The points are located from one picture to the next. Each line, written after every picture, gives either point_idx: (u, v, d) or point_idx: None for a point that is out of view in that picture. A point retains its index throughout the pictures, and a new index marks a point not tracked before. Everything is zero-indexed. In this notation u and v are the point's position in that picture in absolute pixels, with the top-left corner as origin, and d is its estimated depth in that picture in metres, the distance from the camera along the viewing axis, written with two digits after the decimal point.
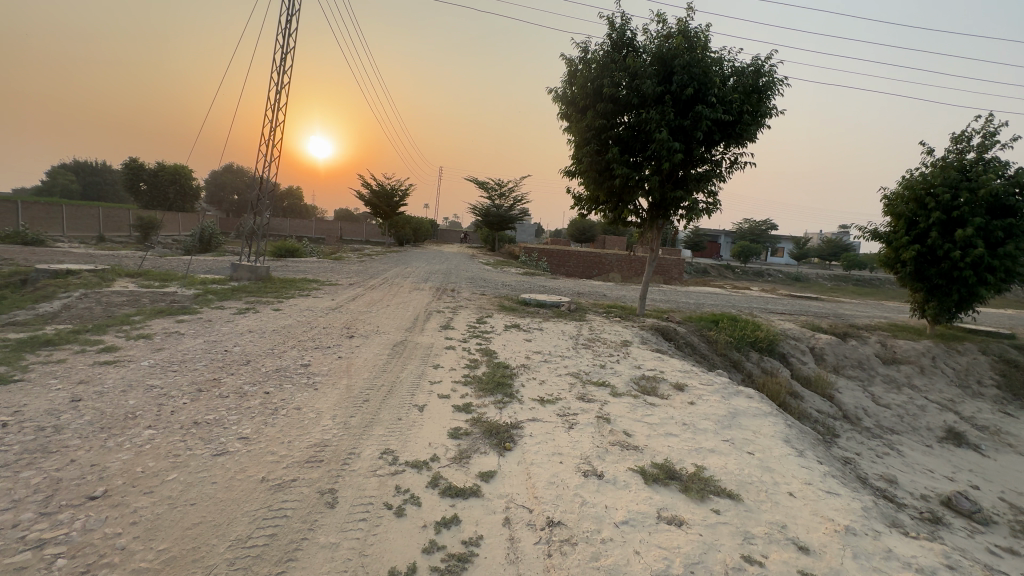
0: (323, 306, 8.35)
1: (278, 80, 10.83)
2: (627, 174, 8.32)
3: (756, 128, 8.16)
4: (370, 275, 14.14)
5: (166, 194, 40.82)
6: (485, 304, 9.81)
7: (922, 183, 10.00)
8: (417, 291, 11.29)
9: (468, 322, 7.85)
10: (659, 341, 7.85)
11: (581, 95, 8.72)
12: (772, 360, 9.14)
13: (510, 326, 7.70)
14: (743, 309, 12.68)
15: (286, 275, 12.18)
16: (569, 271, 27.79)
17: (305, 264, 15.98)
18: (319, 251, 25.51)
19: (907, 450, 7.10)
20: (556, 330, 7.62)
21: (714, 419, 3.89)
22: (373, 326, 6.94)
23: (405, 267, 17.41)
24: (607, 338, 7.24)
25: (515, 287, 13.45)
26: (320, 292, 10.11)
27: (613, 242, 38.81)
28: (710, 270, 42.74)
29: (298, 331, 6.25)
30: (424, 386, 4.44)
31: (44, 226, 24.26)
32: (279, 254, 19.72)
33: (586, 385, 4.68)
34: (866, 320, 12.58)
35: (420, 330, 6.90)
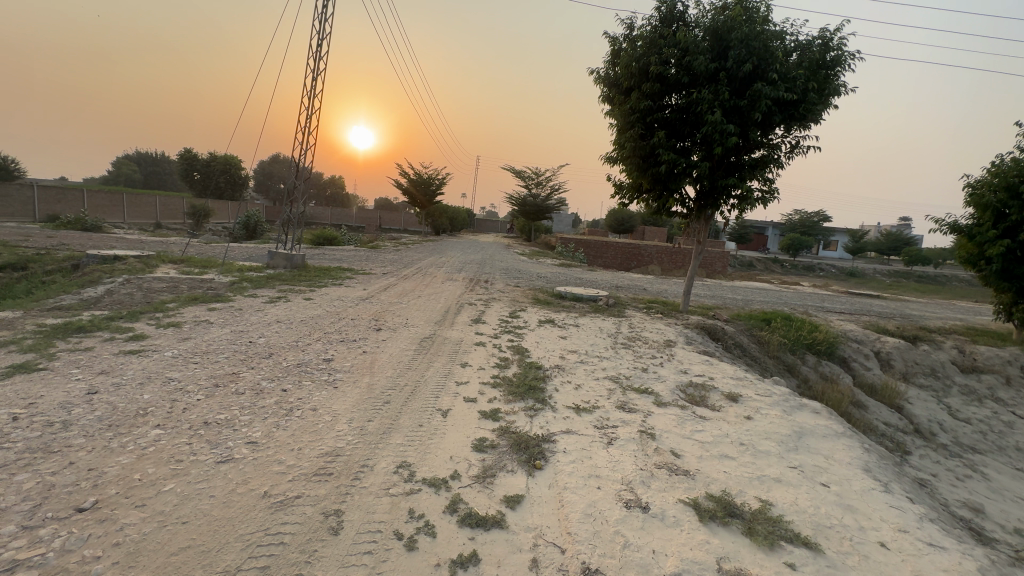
0: (354, 296, 8.22)
1: (314, 66, 10.75)
2: (674, 160, 7.69)
3: (822, 108, 7.33)
4: (404, 264, 14.05)
5: (217, 183, 42.57)
6: (519, 297, 9.44)
7: (1015, 169, 8.84)
8: (450, 282, 11.05)
9: (500, 316, 7.51)
10: (706, 341, 7.25)
11: (626, 75, 8.12)
12: (831, 365, 8.34)
13: (545, 321, 7.30)
14: (796, 307, 11.77)
15: (322, 264, 12.22)
16: (607, 262, 27.05)
17: (342, 252, 16.10)
18: (357, 239, 25.87)
19: (993, 473, 6.27)
20: (593, 326, 7.15)
21: (777, 440, 3.38)
22: (402, 318, 6.71)
23: (440, 257, 17.29)
24: (649, 337, 6.72)
25: (551, 279, 13.01)
26: (354, 281, 10.03)
27: (653, 233, 37.58)
28: (756, 263, 40.77)
29: (326, 322, 6.10)
30: (450, 388, 4.12)
31: (107, 213, 25.69)
32: (319, 242, 20.03)
33: (627, 392, 4.24)
34: (939, 322, 11.41)
35: (450, 324, 6.60)
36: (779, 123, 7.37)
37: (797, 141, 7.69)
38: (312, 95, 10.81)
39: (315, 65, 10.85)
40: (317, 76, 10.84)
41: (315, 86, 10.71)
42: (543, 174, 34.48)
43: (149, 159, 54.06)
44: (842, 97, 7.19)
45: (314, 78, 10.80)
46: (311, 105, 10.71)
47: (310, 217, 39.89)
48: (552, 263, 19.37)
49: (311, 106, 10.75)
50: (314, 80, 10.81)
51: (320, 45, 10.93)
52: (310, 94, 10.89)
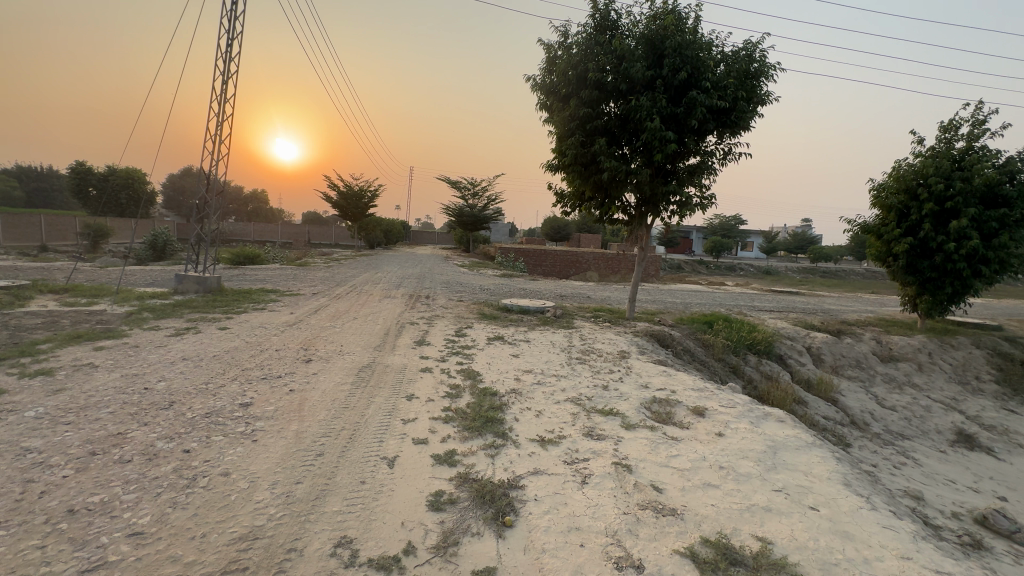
0: (279, 321, 7.35)
1: (223, 69, 9.72)
2: (615, 167, 7.62)
3: (751, 116, 7.59)
4: (336, 282, 13.08)
5: (117, 200, 38.24)
6: (464, 313, 8.96)
7: (913, 173, 9.70)
8: (388, 299, 10.35)
9: (447, 335, 7.01)
10: (656, 349, 7.18)
11: (563, 83, 7.98)
12: (771, 363, 8.62)
13: (495, 338, 6.90)
14: (731, 307, 12.23)
15: (242, 286, 11.04)
16: (546, 271, 27.18)
17: (266, 271, 14.75)
18: (284, 257, 24.12)
19: (922, 458, 6.65)
20: (545, 341, 6.84)
21: (755, 459, 3.18)
22: (336, 345, 6.02)
23: (376, 272, 16.39)
24: (603, 348, 6.51)
25: (495, 291, 12.64)
26: (279, 304, 9.07)
27: (589, 240, 38.50)
28: (684, 266, 42.97)
29: (245, 356, 5.29)
30: (395, 428, 3.58)
31: None
32: (239, 261, 18.33)
33: (592, 415, 3.92)
34: (855, 315, 12.31)
35: (391, 348, 6.00)
36: (714, 130, 7.53)
37: (730, 148, 7.90)
38: (222, 100, 9.75)
39: (225, 67, 9.87)
40: (228, 79, 9.82)
41: (225, 90, 9.67)
42: (479, 184, 34.23)
43: (31, 174, 47.65)
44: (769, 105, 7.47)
45: (224, 82, 9.76)
46: (221, 111, 9.65)
47: (229, 234, 36.85)
48: (494, 274, 19.03)
49: (221, 112, 9.68)
50: (223, 84, 9.77)
51: (230, 46, 9.92)
52: (220, 99, 9.83)
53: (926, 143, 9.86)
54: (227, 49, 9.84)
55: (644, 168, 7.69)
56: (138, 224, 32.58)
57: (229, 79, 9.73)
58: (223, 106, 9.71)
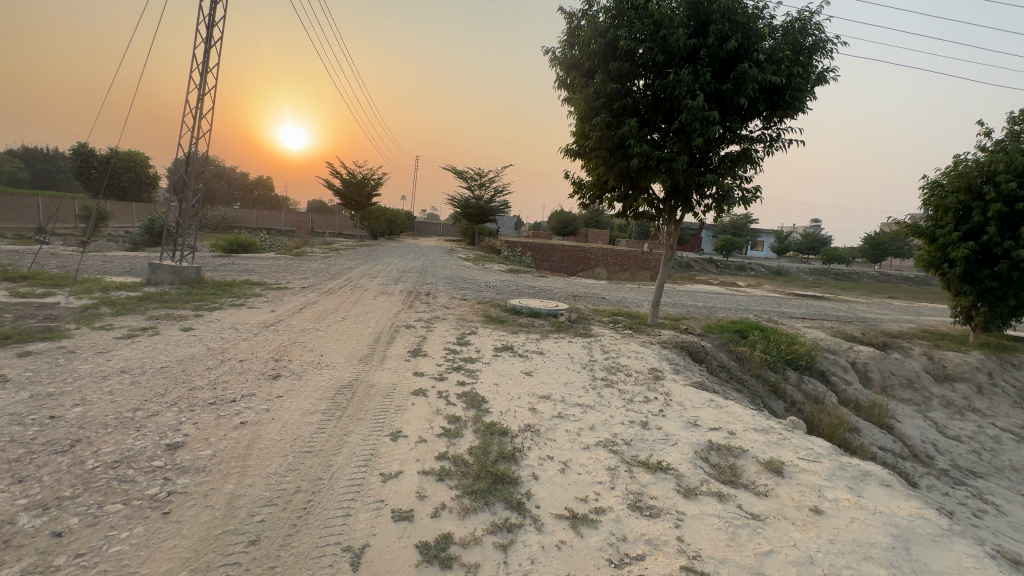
0: (255, 322, 6.40)
1: (206, 35, 8.76)
2: (647, 153, 6.59)
3: (807, 96, 6.51)
4: (331, 275, 12.13)
5: (120, 183, 37.53)
6: (468, 315, 7.99)
7: (978, 169, 8.61)
8: (385, 296, 9.40)
9: (447, 342, 6.06)
10: (689, 365, 6.20)
11: (589, 55, 6.93)
12: (813, 381, 7.62)
13: (503, 347, 5.94)
14: (759, 313, 11.20)
15: (227, 277, 10.11)
16: (553, 266, 26.22)
17: (257, 261, 13.86)
18: (283, 245, 23.22)
19: (1003, 503, 5.66)
20: (561, 352, 5.87)
21: (886, 563, 2.19)
22: (315, 355, 5.07)
23: (375, 264, 15.43)
24: (631, 365, 5.54)
25: (501, 289, 11.65)
26: (262, 299, 8.14)
27: (596, 236, 37.40)
28: (694, 264, 41.84)
29: (199, 369, 4.34)
30: (370, 491, 2.61)
31: None
32: (232, 249, 17.44)
33: (636, 472, 2.93)
34: (894, 325, 11.25)
35: (379, 361, 5.05)
36: (763, 111, 6.47)
37: (779, 134, 6.83)
38: (205, 70, 8.81)
39: (208, 34, 8.94)
40: (211, 49, 8.88)
41: (207, 60, 8.73)
42: (485, 175, 33.18)
43: (37, 155, 47.01)
44: (828, 84, 6.40)
45: (206, 50, 8.81)
46: (203, 83, 8.71)
47: (230, 221, 36.05)
48: (500, 269, 18.06)
49: (202, 84, 8.74)
50: (206, 53, 8.83)
51: (214, 10, 8.96)
52: (203, 70, 8.89)
53: (992, 137, 8.79)
54: (210, 14, 8.87)
55: (680, 154, 6.64)
56: (138, 208, 31.81)
57: (212, 48, 8.79)
58: (205, 77, 8.76)
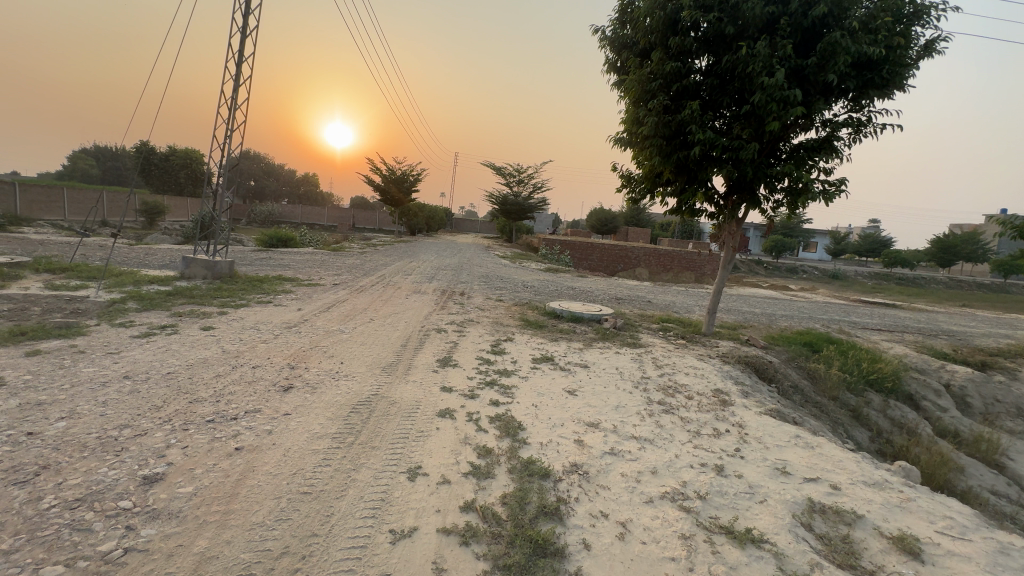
0: (279, 321, 6.03)
1: (242, 25, 8.60)
2: (712, 140, 5.78)
3: (908, 72, 5.48)
4: (365, 271, 11.85)
5: (176, 179, 39.32)
6: (504, 318, 7.40)
7: None
8: (417, 296, 8.96)
9: (480, 350, 5.49)
10: (757, 385, 5.36)
11: (645, 31, 6.17)
12: (901, 406, 6.58)
13: (542, 358, 5.30)
14: (828, 323, 10.07)
15: (260, 272, 9.96)
16: (592, 265, 25.33)
17: (293, 256, 13.79)
18: (323, 240, 23.40)
19: None
20: (607, 366, 5.17)
21: None
22: (335, 362, 4.59)
23: (410, 261, 15.12)
24: (691, 384, 4.77)
25: (539, 289, 11.00)
26: (291, 296, 7.84)
27: (637, 234, 36.04)
28: (741, 265, 39.70)
29: (208, 377, 3.94)
30: (374, 557, 2.04)
31: (44, 211, 22.56)
32: (272, 244, 17.59)
33: (721, 547, 2.22)
34: (988, 341, 9.85)
35: (403, 371, 4.52)
36: (852, 91, 5.50)
37: (871, 117, 5.82)
38: (240, 60, 8.65)
39: (244, 24, 8.78)
40: (247, 39, 8.71)
41: (242, 49, 8.57)
42: (524, 171, 32.57)
43: (107, 154, 50.02)
44: (937, 55, 5.35)
45: (242, 41, 8.64)
46: (238, 74, 8.53)
47: (276, 216, 37.12)
48: (537, 268, 17.41)
49: (237, 74, 8.59)
50: (242, 43, 8.66)
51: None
52: (238, 60, 8.75)
53: None
54: (246, 3, 8.68)
55: (750, 141, 5.78)
56: (191, 202, 33.11)
57: (248, 38, 8.61)
58: (240, 68, 8.57)
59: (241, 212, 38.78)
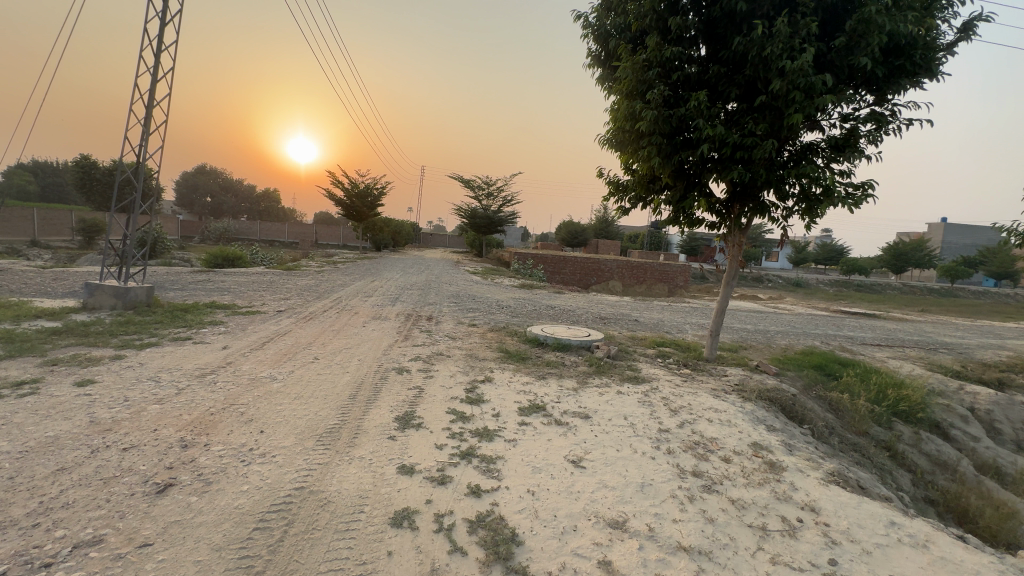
0: (192, 368, 4.70)
1: (161, 8, 7.32)
2: (722, 137, 4.91)
3: (942, 57, 4.75)
4: (319, 294, 10.49)
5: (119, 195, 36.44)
6: (480, 349, 6.28)
7: None
8: (377, 323, 7.73)
9: (451, 399, 4.33)
10: (789, 429, 4.42)
11: (639, 14, 5.31)
12: (934, 438, 5.80)
13: (531, 406, 4.18)
14: (826, 340, 9.39)
15: (188, 299, 8.45)
16: (565, 278, 24.48)
17: (236, 278, 12.22)
18: (278, 258, 21.67)
19: None
20: (613, 416, 4.10)
21: None
22: (250, 431, 3.34)
23: (373, 281, 13.79)
24: (723, 439, 3.75)
25: (516, 310, 9.90)
26: (220, 329, 6.48)
27: (607, 246, 35.53)
28: (709, 275, 39.81)
29: (43, 472, 2.63)
30: None
31: None
32: (216, 263, 15.82)
33: None
34: (988, 354, 9.38)
35: (346, 440, 3.31)
36: (880, 80, 4.75)
37: (898, 111, 5.07)
38: (159, 49, 7.34)
39: (164, 9, 7.51)
40: (166, 25, 7.41)
41: (162, 36, 7.28)
42: (493, 183, 31.69)
43: (45, 169, 46.00)
44: (974, 38, 4.65)
45: (160, 27, 7.34)
46: (156, 65, 7.21)
47: (232, 233, 34.95)
48: (509, 285, 16.35)
49: (156, 65, 7.27)
50: (161, 31, 7.36)
51: None
52: (157, 50, 7.45)
53: None
54: None
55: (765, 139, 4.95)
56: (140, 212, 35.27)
57: (167, 24, 7.32)
58: (158, 58, 7.25)
59: (191, 229, 36.07)
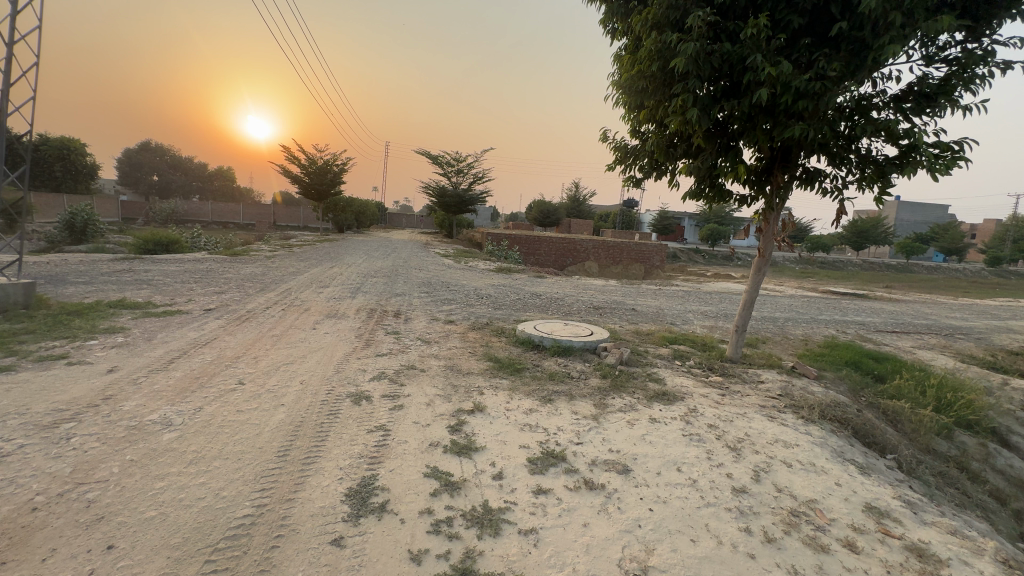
0: (44, 410, 3.20)
1: None
2: (786, 79, 3.69)
3: None
4: (265, 285, 8.88)
5: (53, 173, 31.94)
6: (460, 358, 4.97)
7: None
8: (331, 323, 6.28)
9: (431, 449, 3.02)
10: (880, 469, 3.35)
11: None
12: (1003, 450, 4.92)
13: (545, 459, 2.94)
14: (840, 327, 8.54)
15: (89, 296, 6.72)
16: (540, 260, 23.21)
17: (165, 266, 10.35)
18: (226, 241, 19.50)
19: None
20: (661, 467, 2.91)
21: None
22: (86, 552, 1.95)
23: (332, 268, 12.17)
24: (826, 504, 2.63)
25: (498, 300, 8.56)
26: (118, 338, 4.93)
27: (580, 225, 34.48)
28: (681, 254, 39.41)
29: None
30: None
31: None
32: (147, 249, 13.68)
33: None
34: (1002, 338, 8.74)
35: (256, 560, 1.97)
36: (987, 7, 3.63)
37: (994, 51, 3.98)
38: None
39: None
40: None
41: None
42: (462, 159, 29.91)
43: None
44: None
45: None
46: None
47: (180, 215, 32.13)
48: (484, 269, 14.98)
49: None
50: None
51: None
52: None
53: None
54: None
55: (840, 83, 3.78)
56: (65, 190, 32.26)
57: None
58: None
59: (132, 210, 32.62)
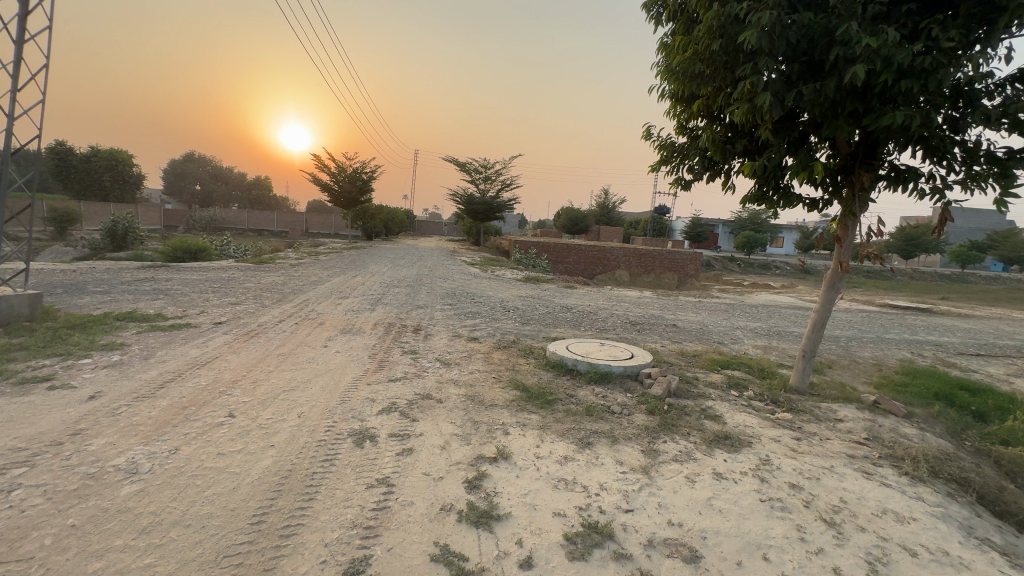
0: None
1: None
2: (887, 53, 2.96)
3: None
4: (284, 295, 8.54)
5: (101, 182, 33.25)
6: (482, 385, 4.35)
7: None
8: (345, 339, 5.78)
9: (443, 515, 2.41)
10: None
11: None
12: None
13: (587, 537, 2.27)
14: (914, 349, 7.52)
15: (101, 307, 6.46)
16: (569, 268, 22.52)
17: (189, 275, 10.17)
18: (257, 249, 19.62)
19: None
20: (741, 554, 2.21)
21: None
22: None
23: (356, 277, 11.83)
24: None
25: (525, 314, 7.92)
26: (114, 356, 4.54)
27: (610, 233, 33.61)
28: (716, 263, 37.96)
29: None
30: None
31: None
32: (176, 257, 13.70)
33: None
34: None
35: None
36: None
37: None
38: None
39: None
40: None
41: None
42: (490, 167, 29.58)
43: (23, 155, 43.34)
44: None
45: None
46: None
47: (218, 224, 33.01)
48: (512, 278, 14.40)
49: None
50: None
51: None
52: None
53: None
54: None
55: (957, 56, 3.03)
56: (111, 199, 33.57)
57: None
58: None
59: (174, 219, 33.65)
